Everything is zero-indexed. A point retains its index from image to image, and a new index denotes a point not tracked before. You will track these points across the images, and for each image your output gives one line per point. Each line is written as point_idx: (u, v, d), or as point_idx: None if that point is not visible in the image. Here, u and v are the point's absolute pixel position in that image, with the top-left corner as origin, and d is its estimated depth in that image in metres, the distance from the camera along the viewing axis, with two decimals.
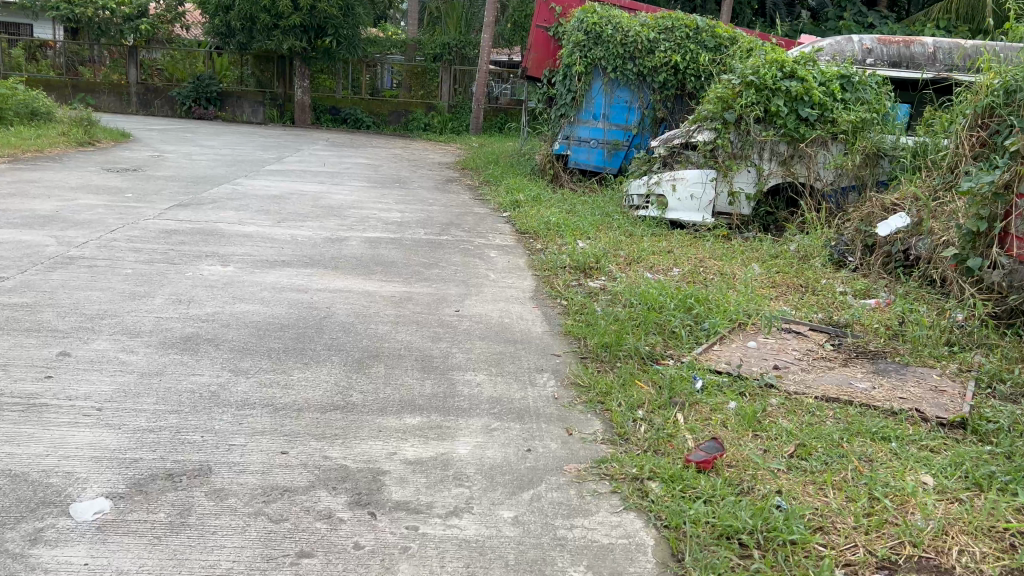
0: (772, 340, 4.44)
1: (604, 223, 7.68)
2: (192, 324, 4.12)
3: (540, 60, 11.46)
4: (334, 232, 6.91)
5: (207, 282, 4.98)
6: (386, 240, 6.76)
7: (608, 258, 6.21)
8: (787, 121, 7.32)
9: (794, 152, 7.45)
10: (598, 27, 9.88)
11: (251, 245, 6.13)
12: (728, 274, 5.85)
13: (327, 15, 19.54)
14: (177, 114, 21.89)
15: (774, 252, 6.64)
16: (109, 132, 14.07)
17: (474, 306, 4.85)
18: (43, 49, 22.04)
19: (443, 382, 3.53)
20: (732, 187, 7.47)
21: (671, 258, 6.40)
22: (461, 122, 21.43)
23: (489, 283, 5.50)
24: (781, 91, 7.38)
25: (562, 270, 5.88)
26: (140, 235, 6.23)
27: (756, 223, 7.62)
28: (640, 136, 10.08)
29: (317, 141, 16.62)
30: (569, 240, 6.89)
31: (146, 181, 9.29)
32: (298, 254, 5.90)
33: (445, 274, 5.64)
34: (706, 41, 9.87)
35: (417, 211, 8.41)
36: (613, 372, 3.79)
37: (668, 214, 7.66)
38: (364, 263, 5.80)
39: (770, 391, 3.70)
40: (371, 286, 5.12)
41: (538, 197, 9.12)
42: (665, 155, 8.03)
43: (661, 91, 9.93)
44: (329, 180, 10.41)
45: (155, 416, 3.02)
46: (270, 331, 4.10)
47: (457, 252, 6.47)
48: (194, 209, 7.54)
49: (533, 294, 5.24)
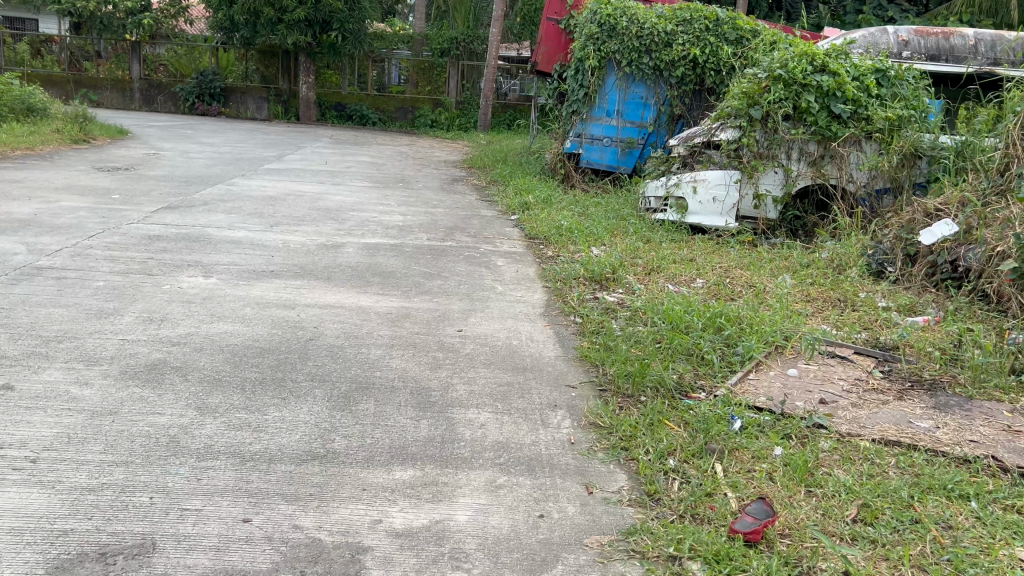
0: (815, 368, 3.94)
1: (620, 228, 7.18)
2: (160, 349, 3.64)
3: (550, 55, 10.97)
4: (330, 238, 6.45)
5: (184, 297, 4.51)
6: (385, 247, 6.29)
7: (625, 268, 5.73)
8: (818, 119, 6.83)
9: (825, 152, 6.96)
10: (612, 19, 9.39)
11: (239, 252, 5.66)
12: (758, 287, 5.36)
13: (332, 9, 19.07)
14: (180, 110, 21.46)
15: (806, 262, 6.14)
16: (107, 130, 13.64)
17: (478, 324, 4.36)
18: (47, 44, 21.70)
19: (442, 423, 3.04)
20: (758, 190, 6.98)
21: (693, 267, 5.90)
22: (469, 117, 20.92)
23: (495, 296, 5.02)
24: (811, 86, 6.90)
25: (575, 282, 5.40)
26: (121, 241, 5.76)
27: (784, 228, 7.15)
28: (656, 134, 9.54)
29: (322, 138, 16.17)
30: (583, 247, 6.41)
31: (137, 180, 8.84)
32: (289, 263, 5.43)
33: (448, 287, 5.17)
34: (727, 34, 9.35)
35: (420, 214, 7.93)
36: (638, 409, 3.30)
37: (689, 218, 7.16)
38: (360, 274, 5.33)
39: (820, 433, 3.22)
40: (365, 302, 4.65)
41: (548, 199, 8.65)
42: (684, 155, 7.49)
43: (678, 87, 9.43)
44: (329, 180, 9.95)
45: (96, 470, 2.53)
46: (248, 358, 3.61)
47: (461, 260, 6.00)
48: (183, 212, 7.09)
49: (544, 311, 4.76)
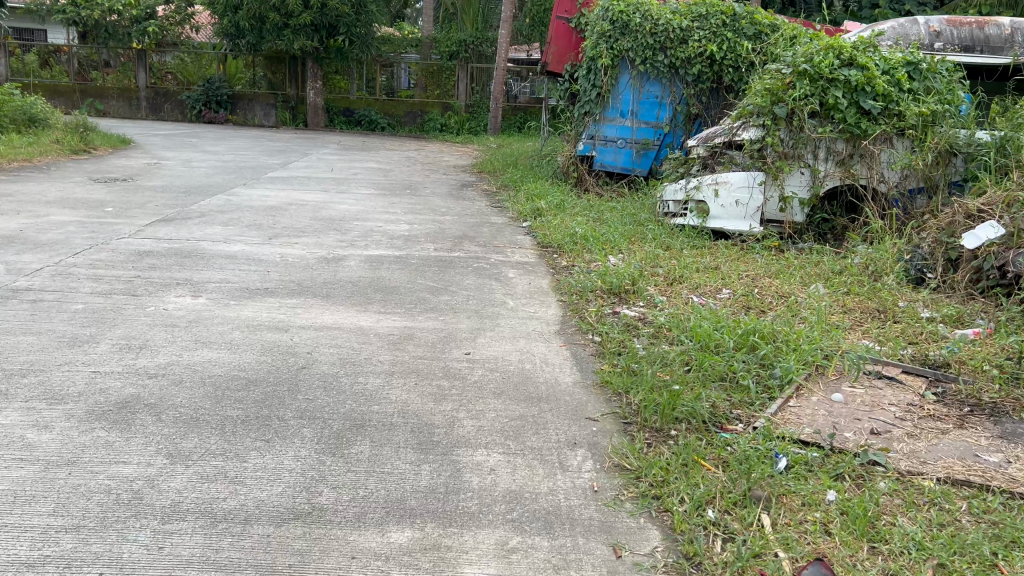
0: (862, 392, 3.55)
1: (638, 235, 6.80)
2: (134, 384, 3.28)
3: (560, 55, 10.59)
4: (331, 250, 6.10)
5: (168, 320, 4.15)
6: (389, 259, 5.93)
7: (645, 279, 5.34)
8: (846, 115, 6.42)
9: (854, 151, 6.54)
10: (625, 15, 9.01)
11: (232, 268, 5.31)
12: (790, 299, 4.98)
13: (339, 13, 18.75)
14: (186, 118, 21.20)
15: (837, 268, 5.75)
16: (108, 139, 13.35)
17: (487, 346, 3.99)
18: (58, 55, 21.36)
19: (445, 469, 2.66)
20: (784, 192, 6.58)
21: (718, 276, 5.53)
22: (478, 121, 20.61)
23: (506, 312, 4.65)
24: (838, 81, 6.50)
25: (592, 295, 5.03)
26: (108, 258, 5.42)
27: (811, 232, 6.74)
28: (672, 134, 9.16)
29: (329, 145, 15.86)
30: (600, 255, 6.04)
31: (134, 192, 8.51)
32: (285, 280, 5.08)
33: (455, 302, 4.80)
34: (745, 29, 8.95)
35: (427, 222, 7.57)
36: (668, 447, 2.92)
37: (710, 222, 6.78)
38: (361, 290, 4.98)
39: (876, 471, 2.82)
40: (365, 322, 4.29)
41: (561, 204, 8.28)
42: (705, 156, 7.11)
43: (695, 85, 9.03)
44: (334, 188, 9.60)
45: (39, 540, 2.17)
46: (231, 392, 3.25)
47: (470, 273, 5.63)
48: (177, 225, 6.75)
49: (559, 328, 4.38)
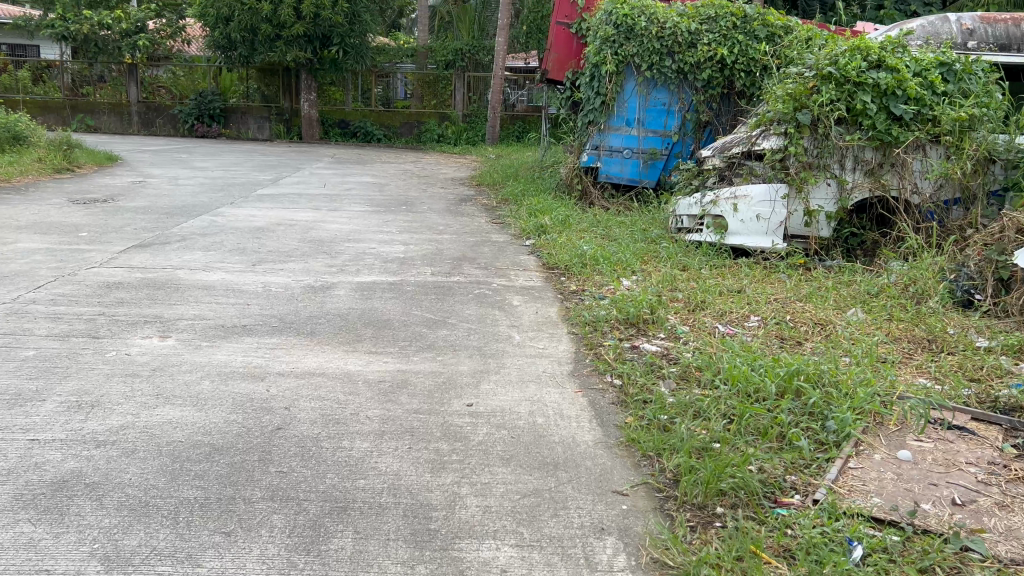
0: (931, 448, 3.04)
1: (651, 254, 6.30)
2: (76, 456, 2.76)
3: (561, 62, 10.08)
4: (318, 277, 5.59)
5: (128, 369, 3.64)
6: (382, 285, 5.43)
7: (664, 305, 4.85)
8: (876, 121, 5.94)
9: (884, 159, 6.06)
10: (630, 19, 8.54)
11: (209, 302, 4.80)
12: (827, 330, 4.49)
13: (332, 23, 18.27)
14: (179, 132, 20.76)
15: (874, 290, 5.25)
16: (93, 157, 12.86)
17: (493, 394, 3.48)
18: (50, 70, 20.93)
19: (445, 572, 2.16)
20: (809, 205, 6.08)
21: (745, 301, 5.03)
22: (476, 130, 20.09)
23: (512, 349, 4.14)
24: (866, 84, 6.02)
25: (607, 326, 4.52)
26: (73, 292, 4.92)
27: (839, 247, 6.23)
28: (681, 143, 8.66)
29: (323, 158, 15.39)
30: (612, 278, 5.55)
31: (112, 213, 8.01)
32: (267, 314, 4.57)
33: (455, 338, 4.29)
34: (757, 31, 8.45)
35: (424, 242, 7.07)
36: (717, 532, 2.42)
37: (729, 239, 6.29)
38: (350, 324, 4.47)
39: (971, 561, 2.29)
40: (353, 365, 3.78)
41: (566, 219, 7.78)
42: (722, 167, 6.61)
43: (705, 91, 8.55)
44: (325, 205, 9.10)
45: None
46: (190, 465, 2.73)
47: (470, 301, 5.12)
48: (154, 251, 6.25)
49: (573, 368, 3.87)
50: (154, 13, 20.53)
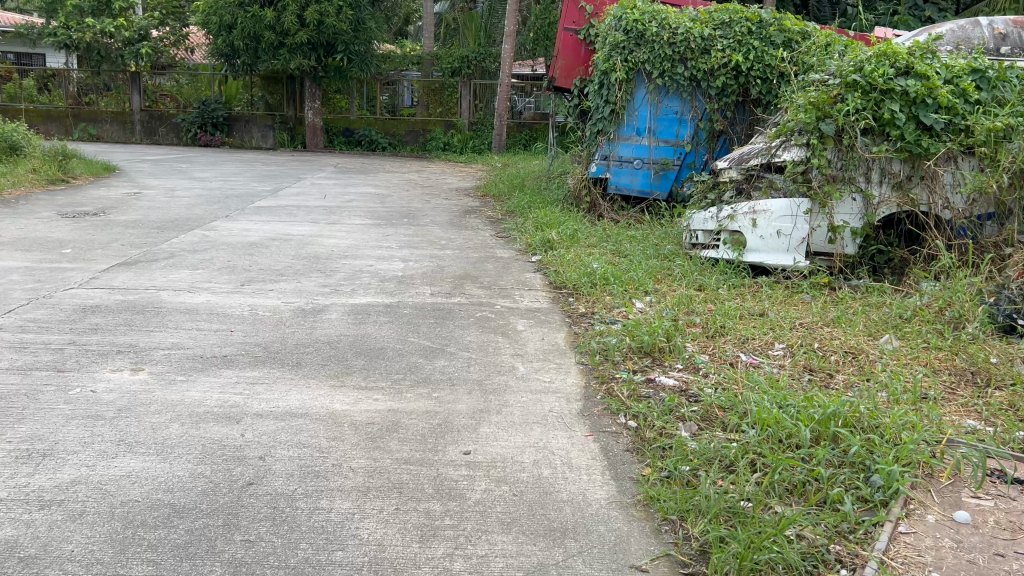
0: (992, 508, 2.67)
1: (665, 272, 5.95)
2: (14, 522, 2.41)
3: (568, 69, 9.71)
4: (310, 298, 5.24)
5: (91, 409, 3.29)
6: (377, 308, 5.08)
7: (681, 332, 4.50)
8: (905, 132, 5.60)
9: (913, 172, 5.70)
10: (641, 24, 8.18)
11: (190, 329, 4.45)
12: (859, 360, 4.14)
13: (336, 30, 17.95)
14: (182, 142, 20.52)
15: (905, 314, 4.90)
16: (90, 168, 12.56)
17: (493, 439, 3.12)
18: (55, 78, 20.68)
19: None
20: (833, 221, 5.74)
21: (768, 326, 4.68)
22: (483, 138, 19.81)
23: (515, 383, 3.78)
24: (894, 92, 5.66)
25: (620, 355, 4.16)
26: (45, 317, 4.58)
27: (865, 265, 5.88)
28: (694, 153, 8.32)
29: (326, 167, 15.08)
30: (623, 300, 5.19)
31: (101, 228, 7.68)
32: (251, 343, 4.22)
33: (453, 370, 3.93)
34: (773, 36, 8.11)
35: (424, 258, 6.72)
36: None
37: (748, 256, 5.94)
38: (340, 354, 4.12)
39: None
40: (339, 405, 3.43)
41: (574, 233, 7.42)
42: (739, 180, 6.25)
43: (719, 98, 8.21)
44: (324, 218, 8.76)
45: None
46: (145, 533, 2.38)
47: (471, 325, 4.76)
48: (139, 270, 5.90)
49: (582, 407, 3.51)
50: (158, 20, 20.08)
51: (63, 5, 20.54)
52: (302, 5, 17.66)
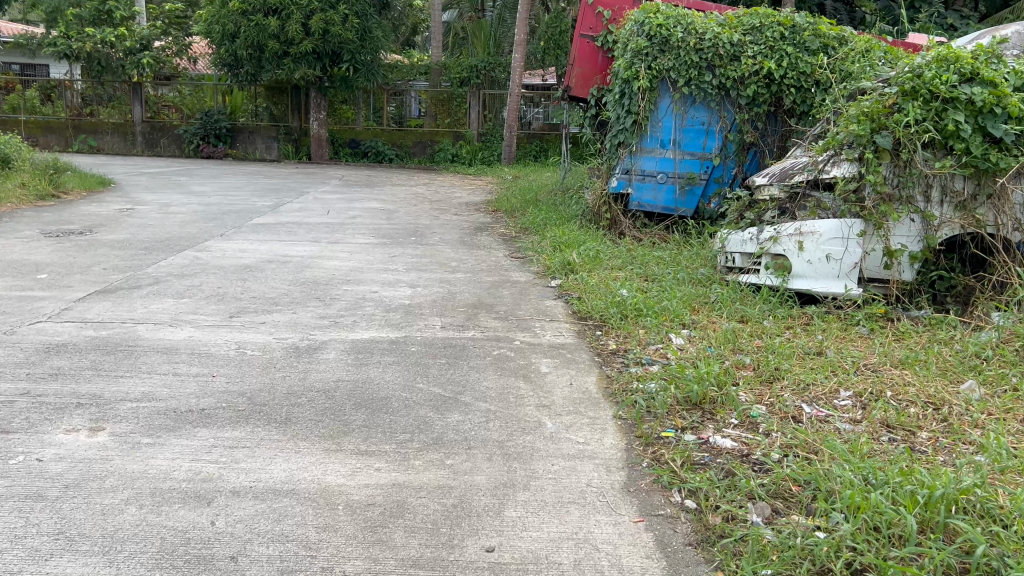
0: None
1: (701, 301, 5.36)
2: None
3: (585, 78, 9.11)
4: (306, 334, 4.65)
5: (32, 486, 2.72)
6: (381, 345, 4.49)
7: (732, 376, 3.93)
8: (971, 145, 4.99)
9: (978, 190, 5.11)
10: (664, 29, 7.56)
11: (166, 374, 3.87)
12: (943, 413, 3.55)
13: (342, 39, 17.42)
14: (185, 153, 20.04)
15: (982, 353, 4.30)
16: (84, 182, 12.03)
17: (521, 529, 2.54)
18: (57, 89, 20.21)
19: None
20: (890, 245, 5.13)
21: (830, 369, 4.09)
22: (492, 150, 19.25)
23: (543, 447, 3.18)
24: (958, 101, 5.05)
25: (666, 408, 3.56)
26: (2, 358, 4.01)
27: (925, 293, 5.30)
28: (722, 167, 7.75)
29: (330, 180, 14.52)
30: (659, 336, 4.60)
31: (85, 249, 7.12)
32: (235, 393, 3.65)
33: (470, 428, 3.33)
34: (808, 42, 7.48)
35: (434, 283, 6.13)
36: None
37: (793, 282, 5.34)
38: (338, 405, 3.53)
39: None
40: (333, 478, 2.85)
41: (595, 254, 6.83)
42: (782, 199, 5.66)
43: (749, 108, 7.63)
44: (326, 236, 8.18)
45: None
46: None
47: (488, 367, 4.16)
48: (118, 299, 5.33)
49: (627, 479, 2.93)
50: (160, 31, 19.72)
51: (65, 15, 20.09)
52: (307, 13, 17.11)
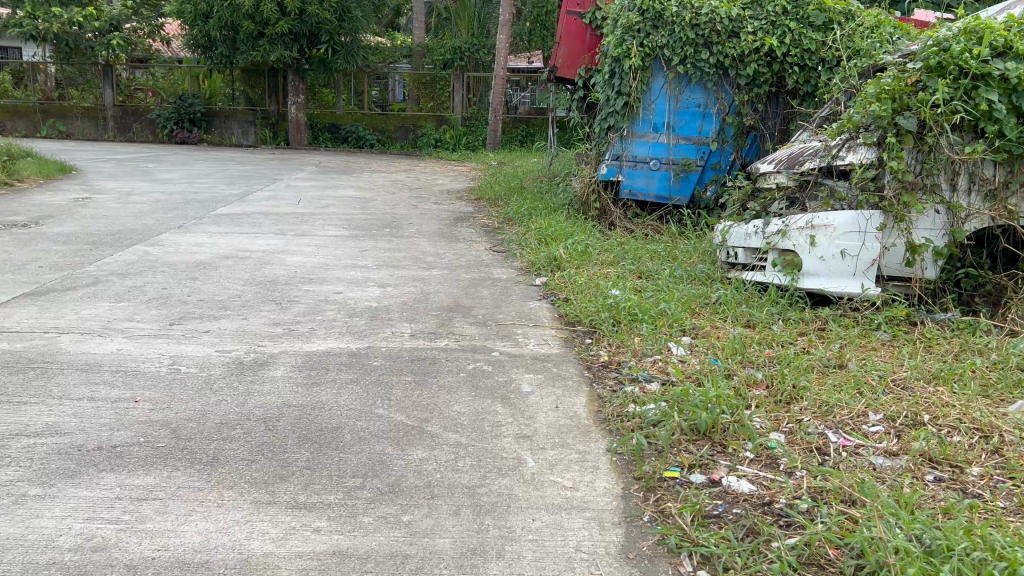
0: None
1: (701, 302, 4.80)
2: None
3: (572, 57, 8.48)
4: (255, 344, 4.07)
5: None
6: (339, 358, 3.91)
7: (743, 397, 3.37)
8: (1005, 126, 4.46)
9: (1011, 178, 4.56)
10: (657, 3, 6.98)
11: (78, 399, 3.27)
12: (994, 444, 3.01)
13: (320, 19, 16.70)
14: (157, 138, 19.32)
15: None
16: (42, 169, 11.34)
17: None
18: (25, 71, 19.44)
19: None
20: (912, 239, 4.59)
21: (854, 387, 3.54)
22: (476, 135, 18.59)
23: (522, 495, 2.61)
24: (991, 77, 4.50)
25: (668, 440, 2.99)
26: None
27: (950, 292, 4.79)
28: (719, 152, 7.16)
29: (306, 167, 13.89)
30: (656, 346, 4.04)
31: (25, 244, 6.49)
32: (156, 424, 3.05)
33: (434, 469, 2.76)
34: (812, 17, 6.87)
35: (406, 282, 5.54)
36: None
37: (803, 281, 4.79)
38: (279, 440, 2.95)
39: None
40: (259, 545, 2.28)
41: (583, 247, 6.25)
42: (791, 187, 5.07)
43: (749, 89, 7.06)
44: (293, 228, 7.57)
45: None
46: None
47: (460, 386, 3.59)
48: (47, 303, 4.72)
49: (625, 541, 2.37)
50: (131, 11, 18.95)
51: None
52: None
